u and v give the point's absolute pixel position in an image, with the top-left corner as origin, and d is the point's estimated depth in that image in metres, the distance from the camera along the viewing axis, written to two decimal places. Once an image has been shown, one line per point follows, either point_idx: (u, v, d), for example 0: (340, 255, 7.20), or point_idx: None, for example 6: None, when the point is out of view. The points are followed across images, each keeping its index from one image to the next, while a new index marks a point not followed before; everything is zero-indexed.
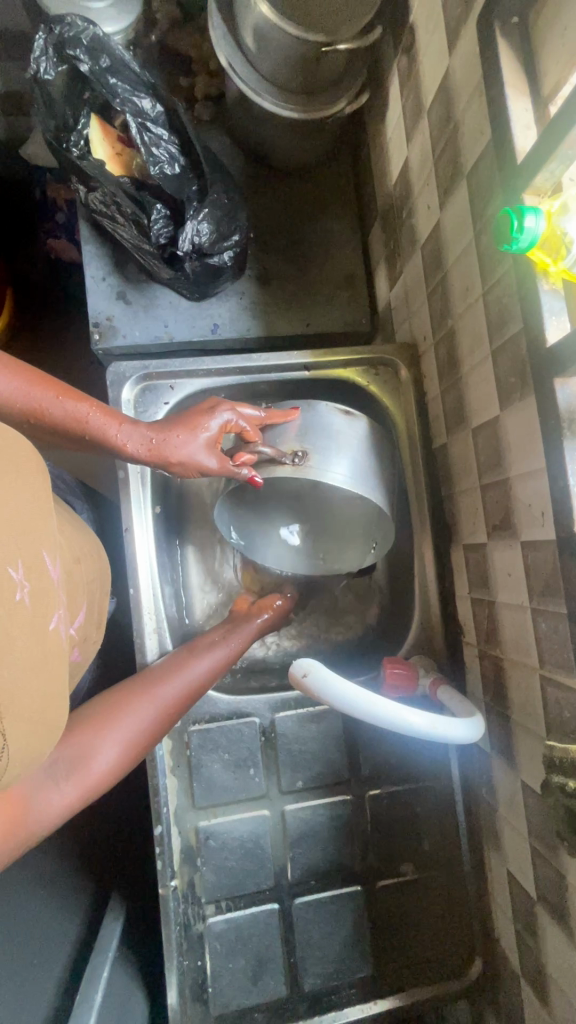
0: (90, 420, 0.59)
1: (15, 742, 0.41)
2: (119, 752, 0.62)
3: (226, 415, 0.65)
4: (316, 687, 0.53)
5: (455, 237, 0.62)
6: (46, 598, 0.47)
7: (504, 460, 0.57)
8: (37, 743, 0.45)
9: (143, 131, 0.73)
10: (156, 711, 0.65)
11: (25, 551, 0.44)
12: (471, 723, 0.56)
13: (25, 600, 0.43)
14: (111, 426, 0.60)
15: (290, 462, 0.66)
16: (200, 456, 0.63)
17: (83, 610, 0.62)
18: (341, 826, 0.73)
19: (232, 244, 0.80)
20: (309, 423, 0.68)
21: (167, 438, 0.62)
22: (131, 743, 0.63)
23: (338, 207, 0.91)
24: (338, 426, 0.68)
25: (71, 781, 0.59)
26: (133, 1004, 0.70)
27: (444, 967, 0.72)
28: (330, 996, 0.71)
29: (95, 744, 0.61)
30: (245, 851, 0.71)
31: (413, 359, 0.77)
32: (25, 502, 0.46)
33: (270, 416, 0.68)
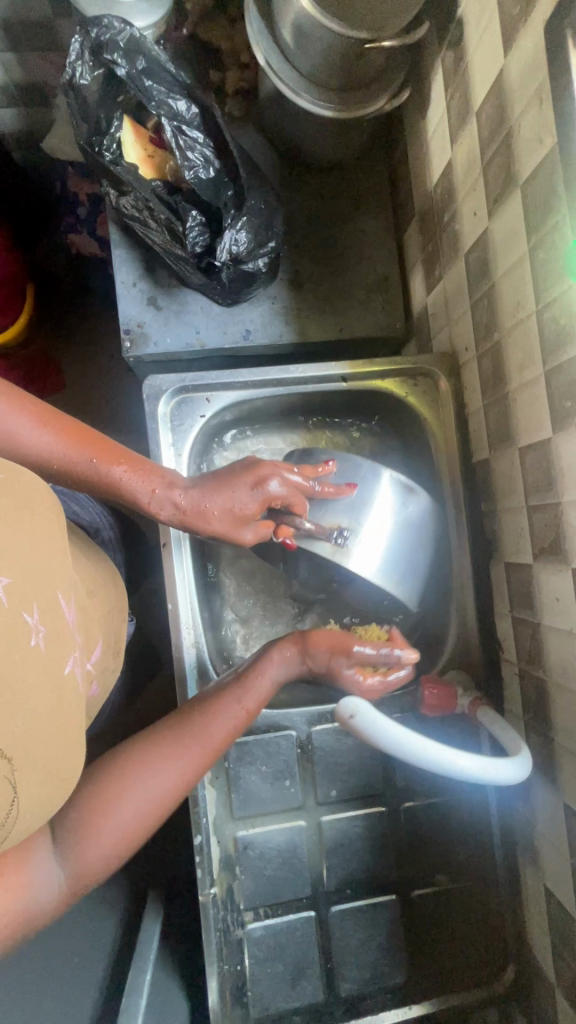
0: (120, 479, 0.56)
1: (24, 794, 0.41)
2: (124, 829, 0.53)
3: (276, 490, 0.61)
4: (361, 724, 0.54)
5: (506, 249, 0.60)
6: (62, 641, 0.47)
7: (555, 484, 0.56)
8: (50, 797, 0.44)
9: (178, 134, 0.71)
10: (178, 771, 0.56)
11: (40, 593, 0.45)
12: (521, 760, 0.56)
13: (40, 645, 0.44)
14: (143, 492, 0.57)
15: (331, 542, 0.66)
16: (236, 529, 0.60)
17: (99, 646, 0.59)
18: (376, 837, 0.74)
19: (268, 251, 0.78)
20: (373, 499, 0.68)
21: (204, 510, 0.59)
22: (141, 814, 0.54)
23: (372, 206, 0.88)
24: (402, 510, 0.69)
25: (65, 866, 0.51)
26: (174, 1003, 0.73)
27: (477, 975, 0.73)
28: (366, 1000, 0.72)
29: (99, 814, 0.53)
30: (282, 861, 0.72)
31: (453, 370, 0.75)
32: (41, 543, 0.46)
33: (332, 490, 0.66)
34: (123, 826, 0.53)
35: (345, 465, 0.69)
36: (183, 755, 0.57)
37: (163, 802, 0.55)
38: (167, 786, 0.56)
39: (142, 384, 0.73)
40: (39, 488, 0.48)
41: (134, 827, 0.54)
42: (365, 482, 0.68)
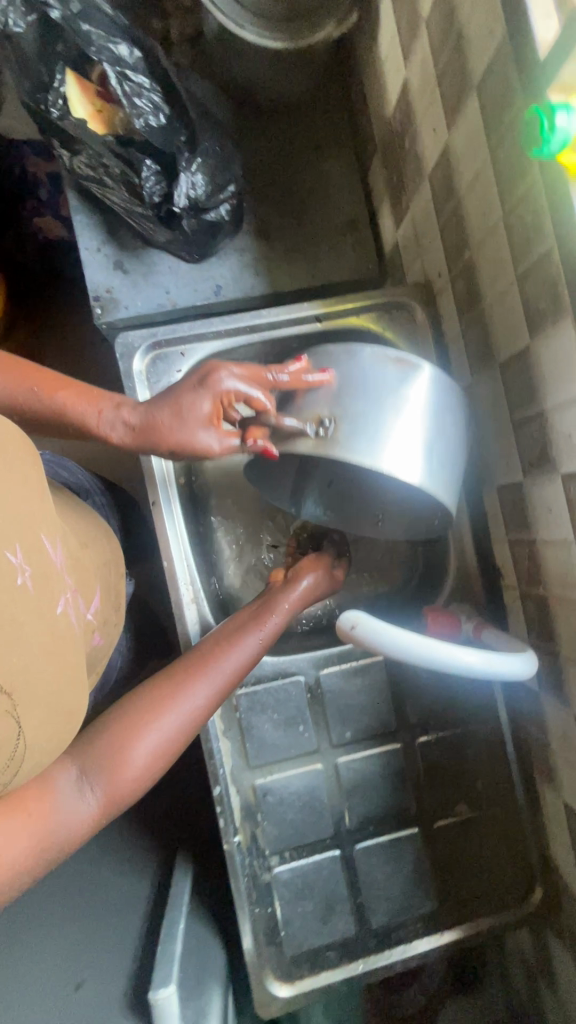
0: (68, 410, 0.56)
1: (30, 728, 0.43)
2: (152, 753, 0.55)
3: (231, 385, 0.59)
4: (367, 634, 0.52)
5: (468, 159, 0.58)
6: (50, 580, 0.48)
7: (537, 392, 0.55)
8: (56, 731, 0.46)
9: (123, 81, 0.69)
10: (203, 695, 0.59)
11: (23, 534, 0.46)
12: (526, 657, 0.55)
13: (27, 584, 0.45)
14: (91, 417, 0.57)
15: (313, 434, 0.61)
16: (197, 438, 0.59)
17: (98, 594, 0.64)
18: (393, 774, 0.74)
19: (228, 196, 0.77)
20: (353, 383, 0.62)
21: (154, 426, 0.58)
22: (169, 739, 0.56)
23: (333, 146, 0.86)
24: (395, 387, 0.61)
25: (98, 789, 0.52)
26: (210, 951, 0.74)
27: (505, 897, 0.74)
28: (398, 931, 0.73)
29: (128, 740, 0.54)
30: (303, 805, 0.73)
31: (429, 297, 0.74)
32: (17, 487, 0.47)
33: (306, 378, 0.62)
34: (153, 751, 0.55)
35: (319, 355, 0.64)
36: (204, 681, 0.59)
37: (189, 726, 0.57)
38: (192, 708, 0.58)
39: (115, 343, 0.72)
40: (11, 436, 0.50)
41: (162, 751, 0.56)
42: (340, 367, 0.62)
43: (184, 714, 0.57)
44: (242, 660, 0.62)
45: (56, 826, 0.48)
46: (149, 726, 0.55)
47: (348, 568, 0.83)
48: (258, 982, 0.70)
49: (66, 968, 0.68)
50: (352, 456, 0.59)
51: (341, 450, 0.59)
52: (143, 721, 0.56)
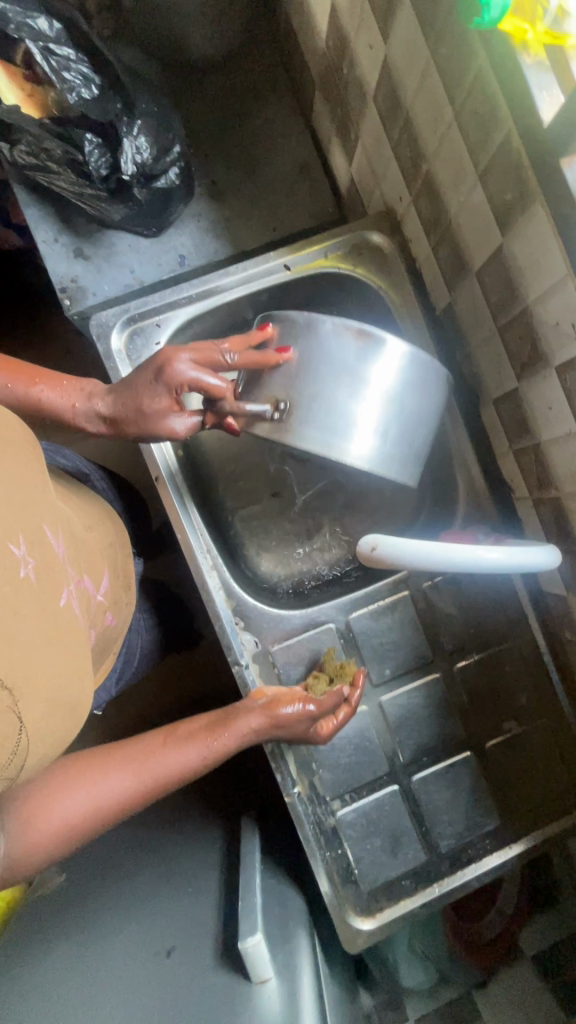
0: (48, 398, 0.59)
1: (32, 722, 0.43)
2: (68, 821, 0.53)
3: (186, 371, 0.57)
4: (386, 556, 0.52)
5: (409, 66, 0.57)
6: (53, 571, 0.49)
7: (518, 288, 0.54)
8: (58, 726, 0.46)
9: (48, 56, 0.68)
10: (140, 784, 0.57)
11: (26, 527, 0.46)
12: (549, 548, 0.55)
13: (30, 576, 0.45)
14: (66, 399, 0.59)
15: (270, 417, 0.60)
16: (161, 428, 0.60)
17: (106, 577, 0.65)
18: (438, 703, 0.75)
19: (175, 158, 0.76)
20: (312, 361, 0.59)
21: (126, 417, 0.60)
22: (89, 811, 0.54)
23: (271, 93, 0.85)
24: (354, 359, 0.58)
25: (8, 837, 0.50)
26: (289, 902, 0.76)
27: (566, 803, 0.76)
28: (468, 851, 0.75)
29: (47, 800, 0.53)
30: (355, 747, 0.74)
31: (394, 226, 0.73)
32: (19, 481, 0.48)
33: (260, 356, 0.59)
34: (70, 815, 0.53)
35: (282, 326, 0.61)
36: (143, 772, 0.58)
37: (112, 806, 0.56)
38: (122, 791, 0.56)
39: (90, 325, 0.72)
40: (9, 428, 0.50)
41: (75, 822, 0.53)
42: (300, 346, 0.60)
43: (115, 787, 0.56)
44: (184, 761, 0.60)
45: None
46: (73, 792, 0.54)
47: (359, 514, 0.84)
48: (341, 920, 0.72)
49: (153, 939, 0.69)
50: (300, 442, 0.58)
51: (293, 438, 0.58)
52: (73, 780, 0.55)
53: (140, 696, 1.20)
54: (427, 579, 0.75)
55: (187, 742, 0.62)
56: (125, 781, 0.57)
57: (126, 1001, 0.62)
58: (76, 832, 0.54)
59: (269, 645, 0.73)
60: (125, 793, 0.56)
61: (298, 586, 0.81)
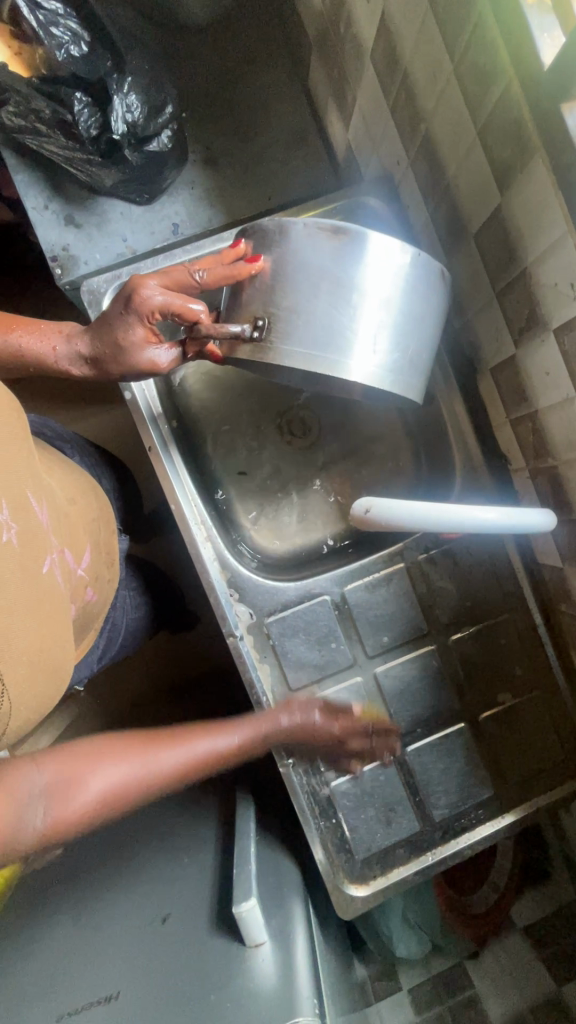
0: (33, 347, 0.59)
1: (15, 685, 0.43)
2: (108, 790, 0.55)
3: (154, 296, 0.56)
4: (381, 517, 0.51)
5: (408, 18, 0.55)
6: (36, 538, 0.48)
7: (516, 250, 0.53)
8: (41, 690, 0.46)
9: (36, 9, 0.65)
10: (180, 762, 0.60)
11: (9, 494, 0.46)
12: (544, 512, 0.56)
13: (13, 541, 0.45)
14: (48, 345, 0.60)
15: (250, 333, 0.57)
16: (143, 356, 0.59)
17: (89, 551, 0.65)
18: (433, 675, 0.75)
19: (167, 121, 0.74)
20: (287, 270, 0.57)
21: (108, 363, 0.60)
22: (128, 781, 0.56)
23: (266, 56, 0.82)
24: (333, 268, 0.56)
25: (50, 805, 0.51)
26: (284, 871, 0.77)
27: (559, 773, 0.76)
28: (461, 820, 0.75)
29: (88, 771, 0.55)
30: (350, 718, 0.74)
31: (391, 191, 0.72)
32: (4, 443, 0.47)
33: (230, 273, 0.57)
34: (108, 783, 0.55)
35: (255, 237, 0.58)
36: (179, 748, 0.60)
37: (149, 783, 0.57)
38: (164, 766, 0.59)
39: (81, 293, 0.70)
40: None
41: (115, 791, 0.55)
42: (273, 253, 0.57)
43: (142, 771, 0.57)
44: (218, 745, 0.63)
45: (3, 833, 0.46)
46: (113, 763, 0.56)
47: (355, 487, 0.83)
48: (336, 888, 0.73)
49: (150, 905, 0.70)
50: (281, 359, 0.57)
51: (272, 355, 0.58)
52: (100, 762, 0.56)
53: (136, 674, 1.20)
54: (423, 551, 0.75)
55: (215, 733, 0.64)
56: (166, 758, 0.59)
57: (131, 974, 0.63)
58: (110, 807, 0.55)
59: (264, 617, 0.73)
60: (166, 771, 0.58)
61: (294, 559, 0.81)
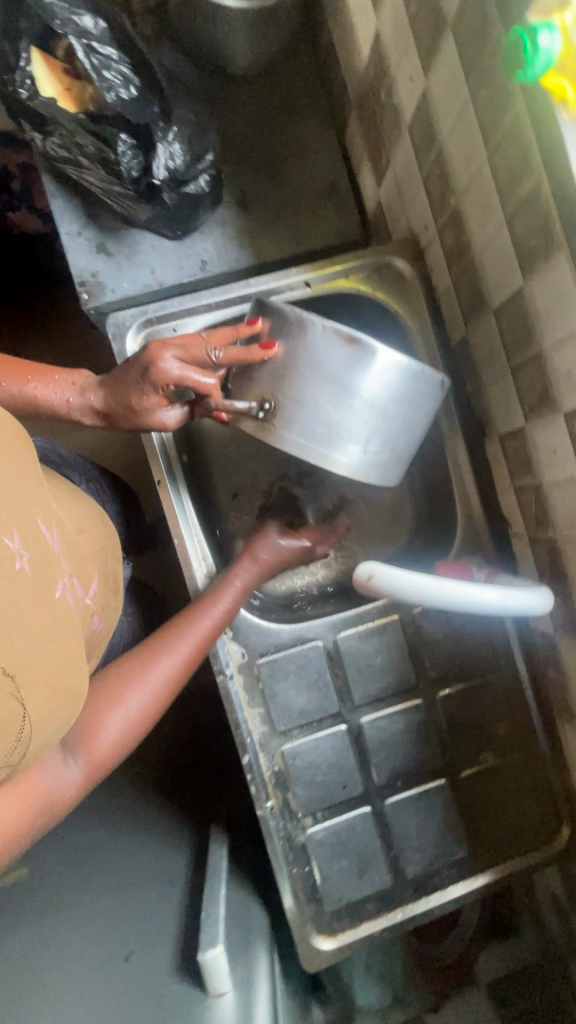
0: (42, 395, 0.60)
1: (34, 708, 0.43)
2: (123, 723, 0.58)
3: (171, 369, 0.58)
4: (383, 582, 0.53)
5: (448, 102, 0.57)
6: (48, 565, 0.49)
7: (534, 333, 0.55)
8: (60, 710, 0.46)
9: (90, 54, 0.68)
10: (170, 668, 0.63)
11: (20, 521, 0.47)
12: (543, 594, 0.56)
13: (26, 569, 0.45)
14: (63, 394, 0.60)
15: (256, 413, 0.63)
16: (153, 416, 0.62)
17: (96, 580, 0.65)
18: (417, 729, 0.75)
19: (207, 167, 0.76)
20: (298, 362, 0.62)
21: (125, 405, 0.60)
22: (138, 709, 0.60)
23: (307, 108, 0.85)
24: (340, 376, 0.62)
25: (79, 757, 0.55)
26: (251, 916, 0.76)
27: (534, 837, 0.76)
28: (433, 879, 0.75)
29: (99, 716, 0.57)
30: (331, 766, 0.74)
31: (416, 254, 0.74)
32: (13, 475, 0.48)
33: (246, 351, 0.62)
34: (121, 719, 0.58)
35: (272, 320, 0.62)
36: (167, 655, 0.63)
37: (157, 700, 0.61)
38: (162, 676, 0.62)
39: (106, 324, 0.72)
40: (3, 422, 0.50)
41: (132, 719, 0.59)
42: (286, 344, 0.62)
43: (152, 689, 0.61)
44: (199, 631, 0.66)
45: (47, 797, 0.50)
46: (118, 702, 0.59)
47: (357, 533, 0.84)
48: (302, 938, 0.72)
49: (114, 939, 0.69)
50: (283, 444, 0.64)
51: (275, 438, 0.64)
52: (112, 700, 0.59)
53: None
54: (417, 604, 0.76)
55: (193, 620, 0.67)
56: (157, 671, 0.62)
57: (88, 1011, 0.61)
58: (133, 731, 0.59)
59: (255, 657, 0.74)
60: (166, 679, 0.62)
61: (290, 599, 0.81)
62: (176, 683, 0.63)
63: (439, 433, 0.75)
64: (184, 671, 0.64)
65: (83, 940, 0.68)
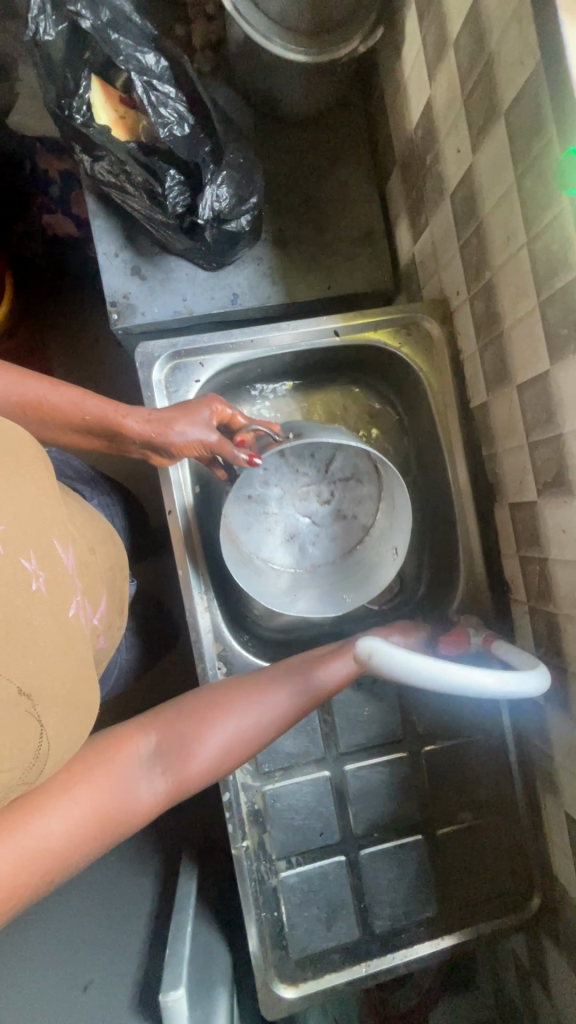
0: (86, 404, 0.59)
1: (50, 724, 0.43)
2: (218, 751, 0.58)
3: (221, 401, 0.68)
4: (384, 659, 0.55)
5: (492, 183, 0.59)
6: (63, 584, 0.49)
7: (555, 416, 0.56)
8: (74, 725, 0.47)
9: (149, 90, 0.69)
10: (274, 711, 0.61)
11: (36, 541, 0.46)
12: (537, 675, 0.57)
13: (41, 588, 0.45)
14: (109, 409, 0.60)
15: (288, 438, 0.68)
16: (201, 431, 0.64)
17: (104, 599, 0.65)
18: (400, 781, 0.75)
19: (250, 208, 0.77)
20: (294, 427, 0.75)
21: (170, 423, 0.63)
22: (232, 742, 0.59)
23: (353, 157, 0.87)
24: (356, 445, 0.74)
25: (166, 773, 0.55)
26: (214, 955, 0.75)
27: (505, 903, 0.76)
28: (400, 935, 0.75)
29: (197, 736, 0.58)
30: (310, 811, 0.74)
31: (445, 315, 0.75)
32: (30, 495, 0.47)
33: (254, 428, 0.68)
34: (215, 747, 0.58)
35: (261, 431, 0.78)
36: (273, 697, 0.62)
37: (253, 738, 0.60)
38: (262, 717, 0.61)
39: (134, 351, 0.73)
40: (20, 441, 0.50)
41: (224, 751, 0.58)
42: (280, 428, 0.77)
43: (248, 720, 0.60)
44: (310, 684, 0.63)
45: (120, 805, 0.50)
46: (216, 728, 0.58)
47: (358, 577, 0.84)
48: (264, 984, 0.71)
49: (72, 971, 0.69)
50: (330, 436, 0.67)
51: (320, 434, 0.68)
52: (211, 719, 0.59)
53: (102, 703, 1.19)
54: None
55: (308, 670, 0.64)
56: (259, 711, 0.61)
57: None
58: (223, 763, 0.58)
59: None
60: (266, 720, 0.60)
61: (285, 638, 0.82)
62: (276, 727, 0.61)
63: (450, 491, 0.76)
64: (285, 718, 0.61)
65: (41, 977, 0.67)
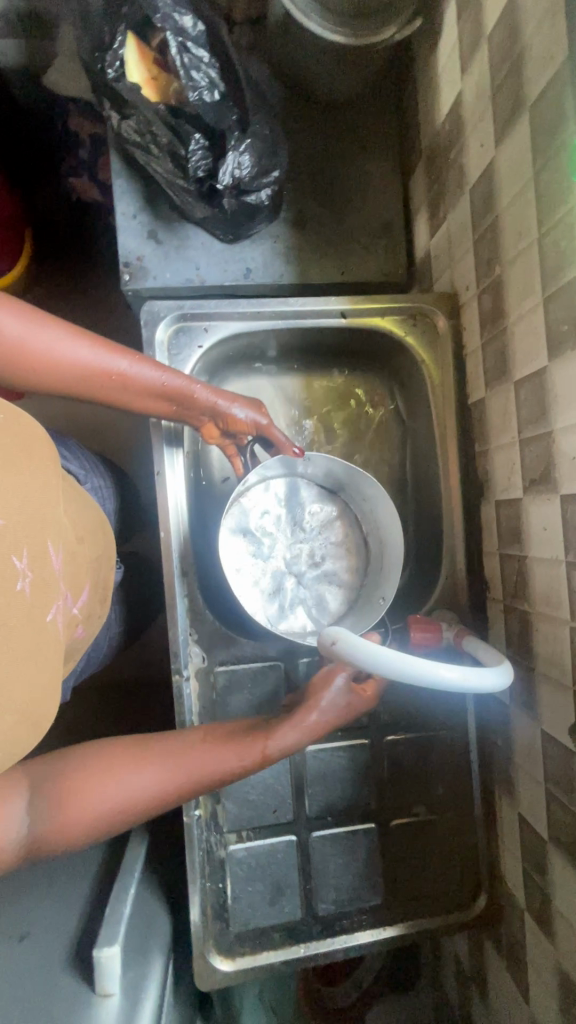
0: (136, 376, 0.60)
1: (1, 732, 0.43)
2: (111, 805, 0.53)
3: None
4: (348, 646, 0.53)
5: (511, 177, 0.59)
6: (48, 588, 0.49)
7: (548, 413, 0.57)
8: (24, 735, 0.46)
9: (183, 52, 0.70)
10: (183, 778, 0.56)
11: (32, 541, 0.46)
12: (501, 670, 0.56)
13: (25, 589, 0.45)
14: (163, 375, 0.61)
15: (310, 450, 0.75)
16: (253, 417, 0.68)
17: (86, 589, 0.65)
18: (359, 767, 0.75)
19: (271, 182, 0.77)
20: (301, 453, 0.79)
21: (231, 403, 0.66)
22: (129, 801, 0.54)
23: (380, 146, 0.87)
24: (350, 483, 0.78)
25: (49, 814, 0.51)
26: (154, 921, 0.75)
27: (450, 900, 0.76)
28: (343, 921, 0.75)
29: (96, 783, 0.54)
30: (266, 787, 0.74)
31: (453, 309, 0.75)
32: (34, 497, 0.47)
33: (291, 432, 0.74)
34: (109, 801, 0.53)
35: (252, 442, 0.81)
36: (186, 764, 0.57)
37: (153, 801, 0.55)
38: (168, 782, 0.56)
39: (141, 310, 0.73)
40: (31, 433, 0.50)
41: (120, 805, 0.54)
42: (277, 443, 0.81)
43: (155, 781, 0.55)
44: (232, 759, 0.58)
45: None
46: (117, 780, 0.54)
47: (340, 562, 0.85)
48: (200, 954, 0.71)
49: (10, 923, 0.69)
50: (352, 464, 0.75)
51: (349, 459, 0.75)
52: (115, 770, 0.55)
53: None
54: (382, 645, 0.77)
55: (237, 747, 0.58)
56: (169, 775, 0.56)
57: None
58: (114, 819, 0.54)
59: (214, 664, 0.74)
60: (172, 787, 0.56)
61: None
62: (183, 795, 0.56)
63: (440, 486, 0.76)
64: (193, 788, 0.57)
65: None
